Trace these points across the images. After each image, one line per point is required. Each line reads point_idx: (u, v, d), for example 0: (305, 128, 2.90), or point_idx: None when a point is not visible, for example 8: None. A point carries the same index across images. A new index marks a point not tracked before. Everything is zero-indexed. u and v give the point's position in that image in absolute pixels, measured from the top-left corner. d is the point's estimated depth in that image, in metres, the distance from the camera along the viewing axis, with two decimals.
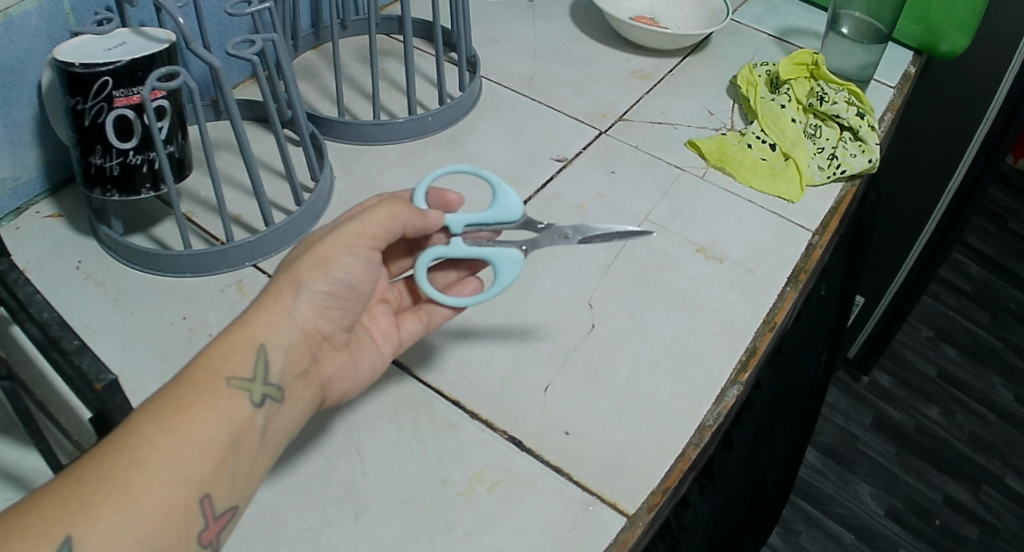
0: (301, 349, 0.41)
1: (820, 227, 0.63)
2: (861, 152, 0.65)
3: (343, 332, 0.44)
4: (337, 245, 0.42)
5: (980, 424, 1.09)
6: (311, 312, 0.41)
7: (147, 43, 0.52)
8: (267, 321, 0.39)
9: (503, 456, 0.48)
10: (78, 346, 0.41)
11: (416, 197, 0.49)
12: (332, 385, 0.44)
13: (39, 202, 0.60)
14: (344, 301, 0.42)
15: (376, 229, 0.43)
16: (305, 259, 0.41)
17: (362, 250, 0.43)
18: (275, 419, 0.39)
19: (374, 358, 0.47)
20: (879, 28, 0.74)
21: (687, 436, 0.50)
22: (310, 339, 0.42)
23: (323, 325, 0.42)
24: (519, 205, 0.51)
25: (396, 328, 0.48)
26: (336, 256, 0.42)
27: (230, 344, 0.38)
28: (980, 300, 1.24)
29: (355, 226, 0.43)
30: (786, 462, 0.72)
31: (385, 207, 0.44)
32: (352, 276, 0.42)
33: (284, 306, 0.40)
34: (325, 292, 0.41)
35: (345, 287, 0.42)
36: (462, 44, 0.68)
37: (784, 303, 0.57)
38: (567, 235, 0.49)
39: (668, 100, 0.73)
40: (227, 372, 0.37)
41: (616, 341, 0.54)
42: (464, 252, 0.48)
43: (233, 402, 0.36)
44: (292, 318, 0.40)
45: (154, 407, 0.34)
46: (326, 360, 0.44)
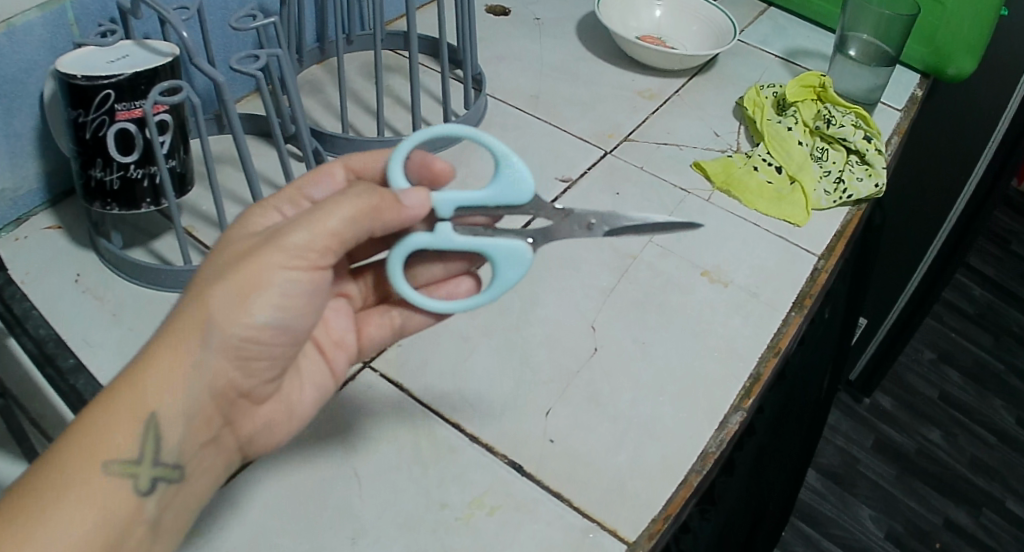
0: (208, 413, 0.37)
1: (825, 252, 0.62)
2: (867, 176, 0.65)
3: (265, 382, 0.40)
4: (266, 269, 0.36)
5: (981, 447, 1.08)
6: (223, 362, 0.37)
7: (151, 56, 0.52)
8: (165, 379, 0.35)
9: (503, 480, 0.47)
10: (73, 364, 0.43)
11: (392, 173, 0.42)
12: (253, 442, 0.42)
13: (38, 213, 0.60)
14: (269, 345, 0.38)
15: (327, 240, 0.37)
16: (224, 295, 0.35)
17: (301, 276, 0.37)
18: (170, 502, 0.37)
19: (320, 387, 0.45)
20: (887, 51, 0.74)
21: (689, 462, 0.49)
22: (221, 397, 0.38)
23: (239, 379, 0.38)
24: (529, 183, 0.42)
25: (357, 336, 0.47)
26: (261, 289, 0.36)
27: (115, 415, 0.34)
28: (982, 322, 1.23)
29: (300, 241, 0.37)
30: (786, 485, 0.72)
31: (339, 209, 0.37)
32: (279, 315, 0.37)
33: (189, 359, 0.35)
34: (241, 340, 0.37)
35: (271, 328, 0.37)
36: (468, 61, 0.67)
37: (789, 328, 0.57)
38: (591, 226, 0.43)
39: (674, 121, 0.72)
40: (106, 455, 0.34)
41: (620, 365, 0.54)
42: (454, 242, 0.41)
43: (113, 492, 0.34)
44: (197, 372, 0.36)
45: (21, 501, 0.31)
46: (241, 420, 0.40)
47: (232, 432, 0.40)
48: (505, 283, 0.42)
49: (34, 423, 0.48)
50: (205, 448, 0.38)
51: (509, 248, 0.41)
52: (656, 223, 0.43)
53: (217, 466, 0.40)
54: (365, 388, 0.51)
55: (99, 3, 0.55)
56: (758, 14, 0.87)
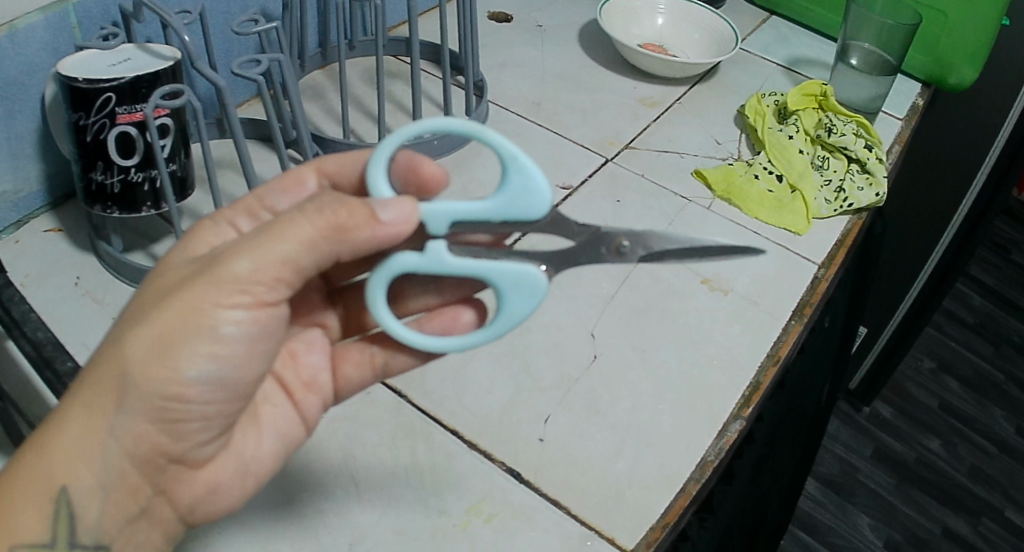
0: (132, 483, 0.37)
1: (826, 260, 0.62)
2: (868, 186, 0.65)
3: (204, 444, 0.38)
4: (195, 316, 0.34)
5: (980, 457, 1.08)
6: (145, 424, 0.35)
7: (153, 59, 0.52)
8: (76, 451, 0.34)
9: (501, 487, 0.47)
10: (72, 368, 0.43)
11: (375, 179, 0.37)
12: (198, 509, 0.40)
13: (39, 216, 0.60)
14: (203, 404, 0.36)
15: (272, 276, 0.35)
16: (142, 349, 0.34)
17: (237, 315, 0.35)
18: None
19: (279, 442, 0.43)
20: (889, 60, 0.74)
21: (688, 471, 0.49)
22: (149, 463, 0.37)
23: (169, 443, 0.37)
24: (541, 188, 0.38)
25: (332, 376, 0.45)
26: (186, 339, 0.34)
27: (25, 495, 0.34)
28: (982, 332, 1.23)
29: (236, 275, 0.34)
30: (786, 493, 0.71)
31: (292, 237, 0.34)
32: (210, 368, 0.35)
33: (104, 424, 0.34)
34: (164, 399, 0.35)
35: (203, 383, 0.35)
36: (470, 67, 0.68)
37: (789, 336, 0.57)
38: (622, 250, 0.41)
39: (675, 129, 0.72)
40: (14, 540, 0.35)
41: (619, 373, 0.53)
42: (447, 264, 0.38)
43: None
44: (114, 437, 0.35)
45: None
46: (181, 488, 0.39)
47: (170, 500, 0.39)
48: (511, 315, 0.39)
49: (31, 423, 0.47)
50: (137, 520, 0.38)
51: (519, 275, 0.38)
52: (692, 247, 0.41)
53: (153, 538, 0.39)
54: (365, 395, 0.51)
55: (101, 6, 0.55)
56: (760, 22, 0.87)
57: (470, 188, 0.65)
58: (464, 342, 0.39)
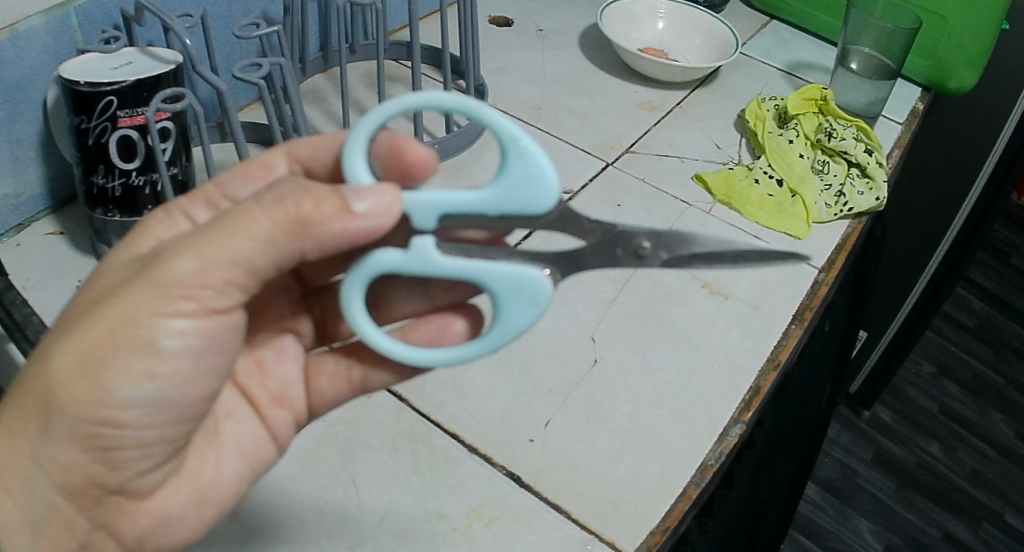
0: (66, 515, 0.36)
1: (826, 265, 0.62)
2: (868, 190, 0.65)
3: (145, 474, 0.37)
4: (123, 335, 0.33)
5: (980, 461, 1.08)
6: (74, 450, 0.34)
7: (154, 63, 0.52)
8: (4, 479, 0.34)
9: (502, 491, 0.47)
10: None
11: (354, 160, 0.35)
12: (145, 541, 0.39)
13: (40, 219, 0.60)
14: (138, 430, 0.35)
15: (210, 287, 0.33)
16: (68, 371, 0.33)
17: (173, 328, 0.33)
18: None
19: (238, 465, 0.42)
20: (889, 64, 0.74)
21: (688, 475, 0.49)
22: (84, 493, 0.36)
23: (103, 472, 0.35)
24: (548, 181, 0.36)
25: (305, 390, 0.45)
26: (111, 361, 0.33)
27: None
28: (982, 336, 1.23)
29: (172, 285, 0.32)
30: (786, 497, 0.71)
31: (240, 235, 0.32)
32: (142, 390, 0.34)
33: (30, 450, 0.34)
34: (94, 424, 0.34)
35: (137, 406, 0.34)
36: (471, 71, 0.68)
37: (789, 341, 0.57)
38: (641, 252, 0.40)
39: (675, 133, 0.72)
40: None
41: (619, 377, 0.53)
42: (437, 266, 0.37)
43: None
44: (41, 464, 0.34)
45: None
46: (123, 520, 0.37)
47: (112, 532, 0.38)
48: (501, 323, 0.38)
49: None
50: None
51: (518, 280, 0.37)
52: (712, 250, 0.40)
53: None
54: (366, 399, 0.51)
55: (103, 10, 0.55)
56: (760, 27, 0.87)
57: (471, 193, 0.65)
58: (449, 354, 0.39)
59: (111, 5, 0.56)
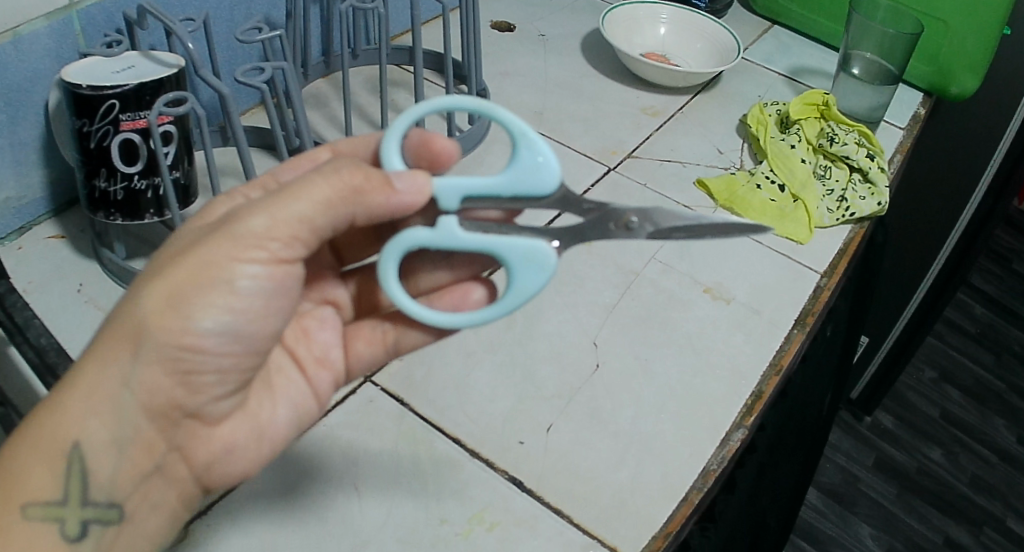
0: (147, 439, 0.37)
1: (828, 270, 0.62)
2: (870, 194, 0.65)
3: (218, 401, 0.39)
4: (214, 266, 0.35)
5: (981, 466, 1.07)
6: (160, 375, 0.35)
7: (156, 67, 0.52)
8: (88, 407, 0.34)
9: (504, 496, 0.47)
10: None
11: (389, 153, 0.37)
12: (212, 468, 0.40)
13: (42, 222, 0.60)
14: (217, 357, 0.36)
15: (286, 233, 0.35)
16: (158, 300, 0.34)
17: (256, 269, 0.35)
18: (113, 542, 0.37)
19: (291, 414, 0.43)
20: (890, 69, 0.74)
21: (690, 480, 0.49)
22: (164, 418, 0.37)
23: (183, 396, 0.37)
24: (553, 167, 0.38)
25: (344, 354, 0.46)
26: (200, 292, 0.35)
27: (35, 456, 0.34)
28: (984, 341, 1.23)
29: (259, 227, 0.34)
30: (788, 501, 0.71)
31: (308, 196, 0.35)
32: (225, 320, 0.35)
33: (118, 375, 0.34)
34: (180, 349, 0.35)
35: (218, 335, 0.36)
36: (473, 76, 0.68)
37: (792, 345, 0.57)
38: (632, 225, 0.39)
39: (678, 138, 0.72)
40: (26, 500, 0.34)
41: (621, 382, 0.53)
42: (459, 240, 0.38)
43: (37, 537, 0.34)
44: (129, 390, 0.35)
45: None
46: (195, 444, 0.39)
47: (184, 457, 0.39)
48: (518, 290, 0.39)
49: None
50: (153, 477, 0.38)
51: (530, 251, 0.38)
52: (709, 224, 0.39)
53: (171, 497, 0.39)
54: (367, 403, 0.51)
55: (106, 14, 0.56)
56: (762, 32, 0.88)
57: None
58: (477, 315, 0.39)
59: (114, 9, 0.56)
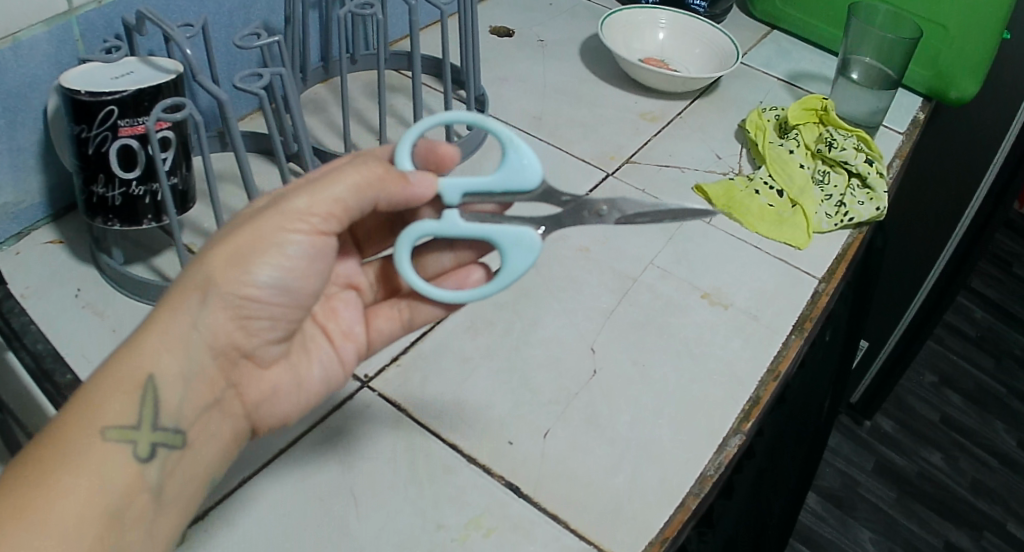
0: (210, 374, 0.39)
1: (826, 275, 0.62)
2: (869, 200, 0.65)
3: (269, 344, 0.41)
4: (269, 231, 0.38)
5: (981, 470, 1.07)
6: (223, 321, 0.38)
7: (154, 73, 0.52)
8: (162, 341, 0.36)
9: (501, 501, 0.47)
10: (71, 381, 0.43)
11: (399, 154, 0.41)
12: (261, 408, 0.42)
13: (40, 227, 0.60)
14: (270, 307, 0.39)
15: (327, 208, 0.38)
16: (222, 255, 0.37)
17: (304, 236, 0.38)
18: (176, 469, 0.38)
19: (326, 369, 0.45)
20: (890, 74, 0.74)
21: (687, 486, 0.49)
22: (224, 357, 0.39)
23: (241, 338, 0.39)
24: (536, 167, 0.41)
25: (365, 329, 0.47)
26: (258, 252, 0.38)
27: (111, 384, 0.35)
28: (985, 345, 1.23)
29: (303, 203, 0.38)
30: (787, 505, 0.71)
31: (341, 179, 0.38)
32: (279, 274, 0.38)
33: (186, 318, 0.37)
34: (241, 299, 0.38)
35: (272, 289, 0.38)
36: (471, 82, 0.68)
37: (789, 351, 0.57)
38: (602, 212, 0.42)
39: (676, 143, 0.72)
40: (104, 422, 0.35)
41: (617, 388, 0.53)
42: (460, 228, 0.41)
43: (112, 459, 0.35)
44: (196, 332, 0.37)
45: (19, 473, 0.32)
46: (247, 383, 0.41)
47: (238, 395, 0.41)
48: (512, 269, 0.41)
49: (30, 434, 0.47)
50: (212, 410, 0.39)
51: (519, 236, 0.40)
52: (671, 208, 0.42)
53: (226, 431, 0.41)
54: (363, 407, 0.51)
55: (105, 19, 0.56)
56: (761, 37, 0.88)
57: None
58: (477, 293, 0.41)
59: (113, 14, 0.56)
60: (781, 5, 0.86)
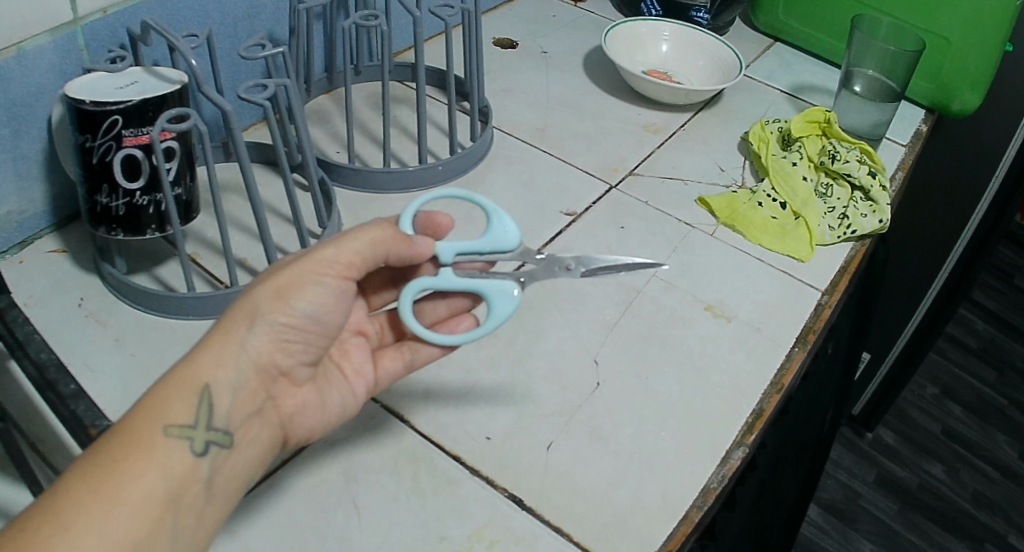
0: (254, 386, 0.40)
1: (829, 287, 0.62)
2: (871, 212, 0.65)
3: (303, 366, 0.43)
4: (306, 272, 0.40)
5: (983, 482, 1.07)
6: (268, 344, 0.39)
7: (159, 83, 0.52)
8: (217, 354, 0.38)
9: (503, 513, 0.47)
10: (75, 391, 0.41)
11: (402, 221, 0.46)
12: (293, 422, 0.43)
13: (44, 236, 0.60)
14: (306, 334, 0.41)
15: (353, 257, 0.42)
16: (267, 289, 0.39)
17: (332, 280, 0.41)
18: (223, 467, 0.38)
19: (344, 396, 0.45)
20: (892, 86, 0.74)
21: (690, 498, 0.49)
22: (265, 374, 0.40)
23: (280, 359, 0.41)
24: (516, 232, 0.48)
25: (374, 368, 0.47)
26: (298, 288, 0.40)
27: (171, 387, 0.36)
28: (986, 357, 1.23)
29: (331, 252, 0.41)
30: (790, 519, 0.71)
31: (365, 232, 0.42)
32: (315, 307, 0.41)
33: (236, 338, 0.38)
34: (284, 324, 0.40)
35: (309, 319, 0.41)
36: (475, 94, 0.68)
37: (792, 364, 0.57)
38: (570, 267, 0.48)
39: (680, 155, 0.72)
40: (165, 420, 0.36)
41: (621, 400, 0.53)
42: (454, 283, 0.46)
43: (172, 452, 0.35)
44: (244, 350, 0.39)
45: (85, 463, 0.33)
46: (283, 397, 0.42)
47: (276, 408, 0.42)
48: (498, 317, 0.45)
49: (33, 443, 0.47)
50: (252, 418, 0.40)
51: (500, 287, 0.45)
52: (629, 264, 0.47)
53: (264, 439, 0.41)
54: (365, 419, 0.50)
55: (109, 29, 0.56)
56: (764, 49, 0.88)
57: (475, 214, 0.65)
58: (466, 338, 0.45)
59: (117, 24, 0.56)
60: (783, 18, 0.87)
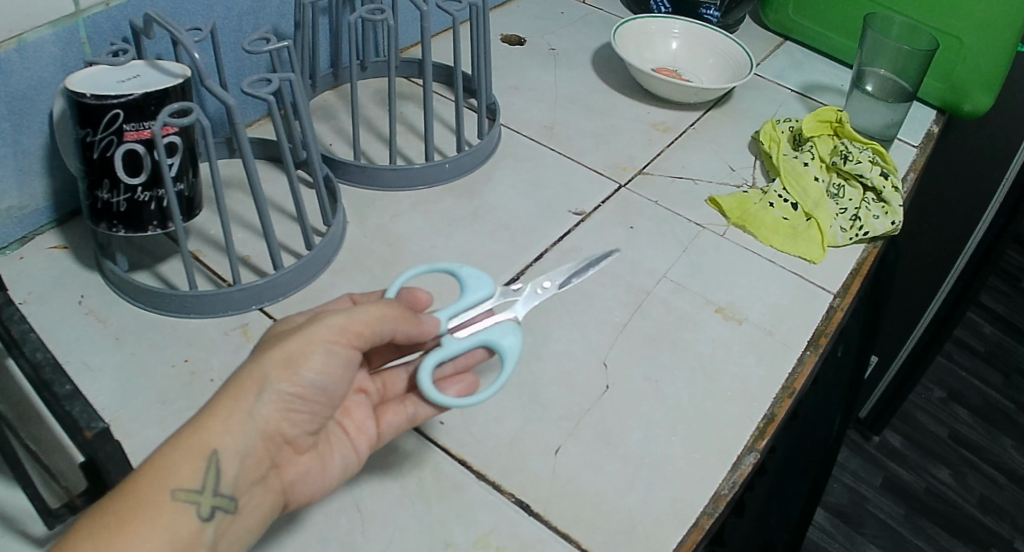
0: (259, 454, 0.40)
1: (841, 290, 0.61)
2: (883, 213, 0.64)
3: (306, 433, 0.43)
4: (314, 342, 0.41)
5: (991, 488, 1.06)
6: (275, 413, 0.40)
7: (162, 76, 0.51)
8: (225, 420, 0.38)
9: (510, 519, 0.46)
10: (71, 390, 0.38)
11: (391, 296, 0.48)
12: (294, 489, 0.42)
13: (45, 232, 0.59)
14: (311, 404, 0.41)
15: (362, 328, 0.42)
16: (275, 356, 0.40)
17: (342, 350, 0.42)
18: (227, 532, 0.38)
19: (348, 457, 0.44)
20: (904, 87, 0.73)
21: (700, 504, 0.48)
22: (270, 441, 0.41)
23: (285, 428, 0.41)
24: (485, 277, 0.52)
25: (376, 425, 0.46)
26: (306, 357, 0.40)
27: (178, 452, 0.37)
28: (994, 362, 1.22)
29: (341, 321, 0.42)
30: (798, 525, 0.70)
31: (374, 308, 0.43)
32: (321, 378, 0.41)
33: (245, 405, 0.39)
34: (290, 393, 0.40)
35: (315, 390, 0.41)
36: (483, 89, 0.67)
37: (805, 367, 0.56)
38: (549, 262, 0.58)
39: (689, 155, 0.71)
40: (173, 484, 0.36)
41: (630, 403, 0.52)
42: (461, 345, 0.47)
43: (177, 518, 0.36)
44: (252, 418, 0.39)
45: (94, 528, 0.34)
46: (286, 464, 0.42)
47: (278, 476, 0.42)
48: (513, 351, 0.47)
49: (31, 444, 0.46)
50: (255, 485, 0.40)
51: (504, 327, 0.48)
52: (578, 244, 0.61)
53: (267, 506, 0.41)
54: None
55: (112, 22, 0.55)
56: (774, 48, 0.87)
57: (482, 213, 0.64)
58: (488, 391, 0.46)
59: (120, 17, 0.55)
60: (793, 16, 0.86)
